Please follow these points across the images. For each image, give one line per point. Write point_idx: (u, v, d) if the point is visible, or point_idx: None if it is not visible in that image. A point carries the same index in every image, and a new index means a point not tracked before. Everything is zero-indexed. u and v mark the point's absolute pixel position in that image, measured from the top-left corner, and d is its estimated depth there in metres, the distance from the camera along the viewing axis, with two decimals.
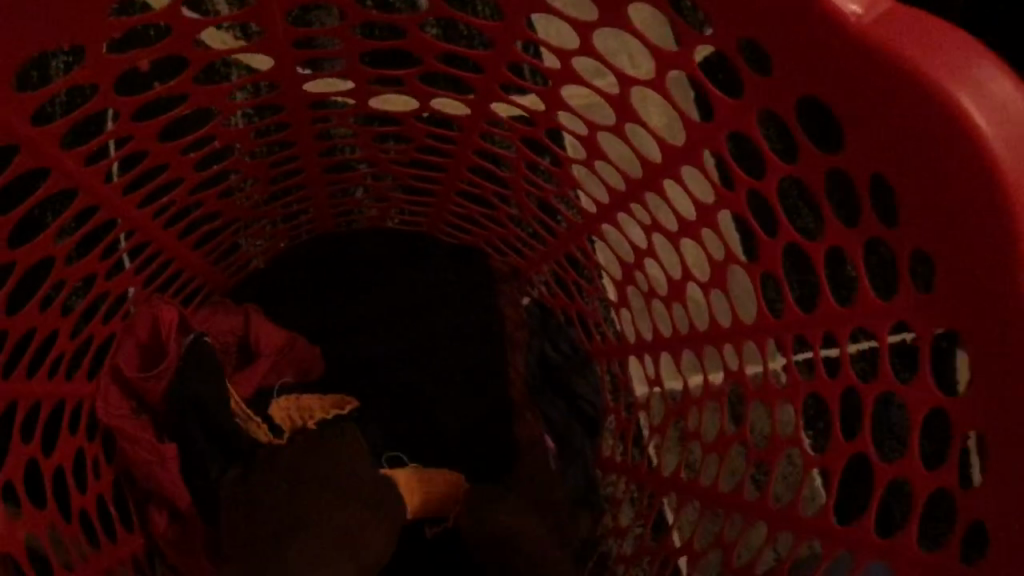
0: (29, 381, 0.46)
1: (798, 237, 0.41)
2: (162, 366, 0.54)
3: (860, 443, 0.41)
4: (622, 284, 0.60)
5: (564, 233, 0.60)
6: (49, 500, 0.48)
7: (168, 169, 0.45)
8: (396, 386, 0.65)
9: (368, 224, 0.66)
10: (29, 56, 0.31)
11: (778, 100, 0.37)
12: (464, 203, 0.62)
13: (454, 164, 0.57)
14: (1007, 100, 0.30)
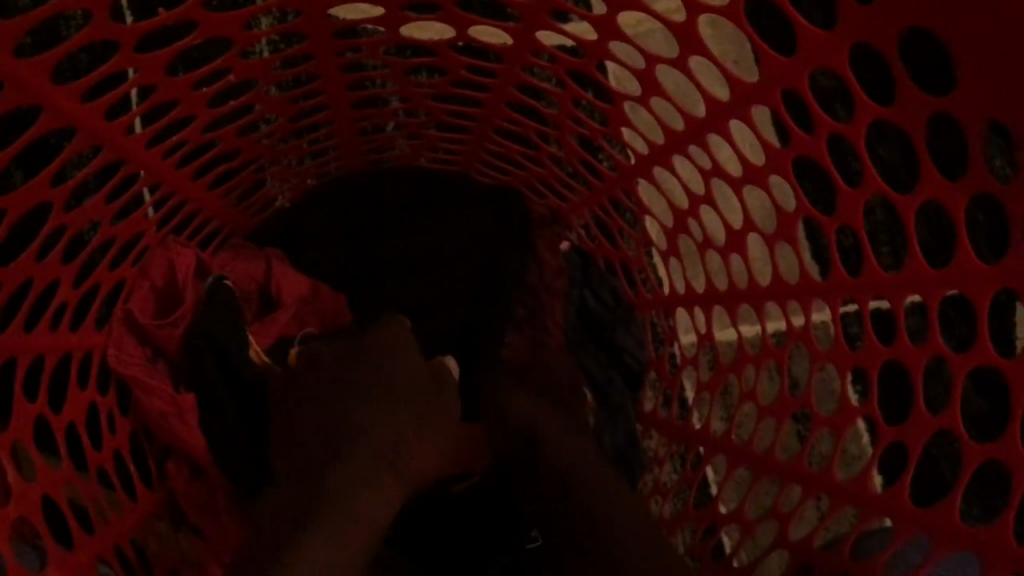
0: (34, 333, 0.42)
1: (887, 189, 0.36)
2: (178, 314, 0.51)
3: (949, 419, 0.37)
4: (672, 230, 0.55)
5: (610, 176, 0.55)
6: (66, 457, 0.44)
7: (179, 106, 0.41)
8: (432, 334, 0.60)
9: (396, 162, 0.62)
10: None
11: (874, 31, 0.32)
12: (502, 140, 0.57)
13: (492, 99, 0.52)
14: None
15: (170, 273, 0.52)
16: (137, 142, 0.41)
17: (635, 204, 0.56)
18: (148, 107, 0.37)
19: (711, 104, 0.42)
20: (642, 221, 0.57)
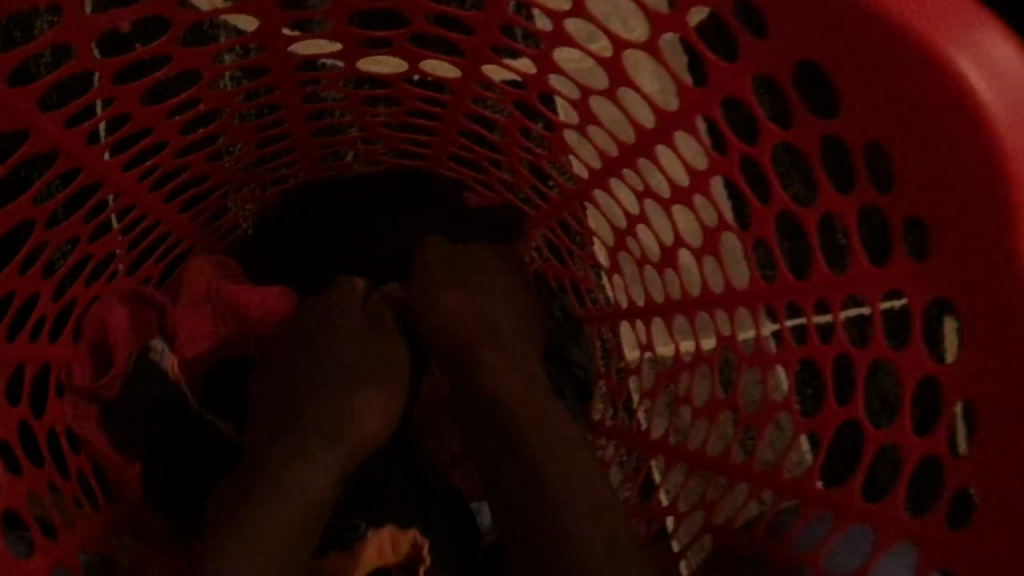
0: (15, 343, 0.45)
1: (791, 203, 0.40)
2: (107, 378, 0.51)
3: (854, 408, 0.41)
4: (616, 249, 0.59)
5: (554, 199, 0.59)
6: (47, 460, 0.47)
7: (154, 133, 0.44)
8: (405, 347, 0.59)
9: None
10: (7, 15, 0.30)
11: (770, 63, 0.36)
12: (455, 167, 0.61)
13: (444, 127, 0.56)
14: (1007, 64, 0.29)
15: (100, 330, 0.52)
16: (114, 166, 0.44)
17: (580, 226, 0.60)
18: (125, 134, 0.41)
19: (640, 130, 0.46)
20: (586, 241, 0.62)
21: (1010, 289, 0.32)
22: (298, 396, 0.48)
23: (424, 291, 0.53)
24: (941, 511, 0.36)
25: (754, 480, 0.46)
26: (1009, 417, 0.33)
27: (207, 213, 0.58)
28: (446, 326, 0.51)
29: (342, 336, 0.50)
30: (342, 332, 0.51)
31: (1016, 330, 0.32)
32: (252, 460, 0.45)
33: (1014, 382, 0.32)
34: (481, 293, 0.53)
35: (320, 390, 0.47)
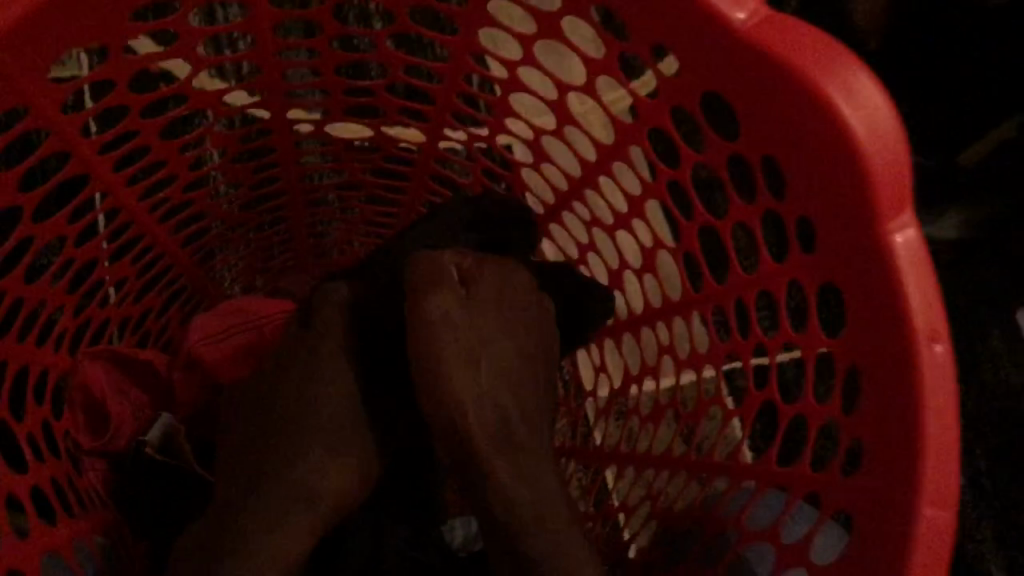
0: (43, 351, 0.50)
1: (710, 217, 0.48)
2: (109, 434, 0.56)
3: (769, 390, 0.48)
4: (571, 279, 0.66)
5: None
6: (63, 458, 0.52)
7: (166, 166, 0.51)
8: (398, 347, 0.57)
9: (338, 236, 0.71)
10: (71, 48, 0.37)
11: (684, 97, 0.44)
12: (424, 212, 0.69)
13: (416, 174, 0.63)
14: (861, 86, 0.38)
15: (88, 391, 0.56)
16: (132, 194, 0.51)
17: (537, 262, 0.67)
18: (146, 162, 0.48)
19: (586, 163, 0.54)
20: None
21: (879, 266, 0.39)
22: (285, 425, 0.48)
23: (419, 323, 0.45)
24: (839, 463, 0.42)
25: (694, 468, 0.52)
26: (886, 374, 0.40)
27: (203, 251, 0.64)
28: (432, 357, 0.44)
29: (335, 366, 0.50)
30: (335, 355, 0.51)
31: (885, 299, 0.39)
32: (234, 501, 0.47)
33: (887, 343, 0.40)
34: (478, 344, 0.46)
35: (306, 411, 0.48)
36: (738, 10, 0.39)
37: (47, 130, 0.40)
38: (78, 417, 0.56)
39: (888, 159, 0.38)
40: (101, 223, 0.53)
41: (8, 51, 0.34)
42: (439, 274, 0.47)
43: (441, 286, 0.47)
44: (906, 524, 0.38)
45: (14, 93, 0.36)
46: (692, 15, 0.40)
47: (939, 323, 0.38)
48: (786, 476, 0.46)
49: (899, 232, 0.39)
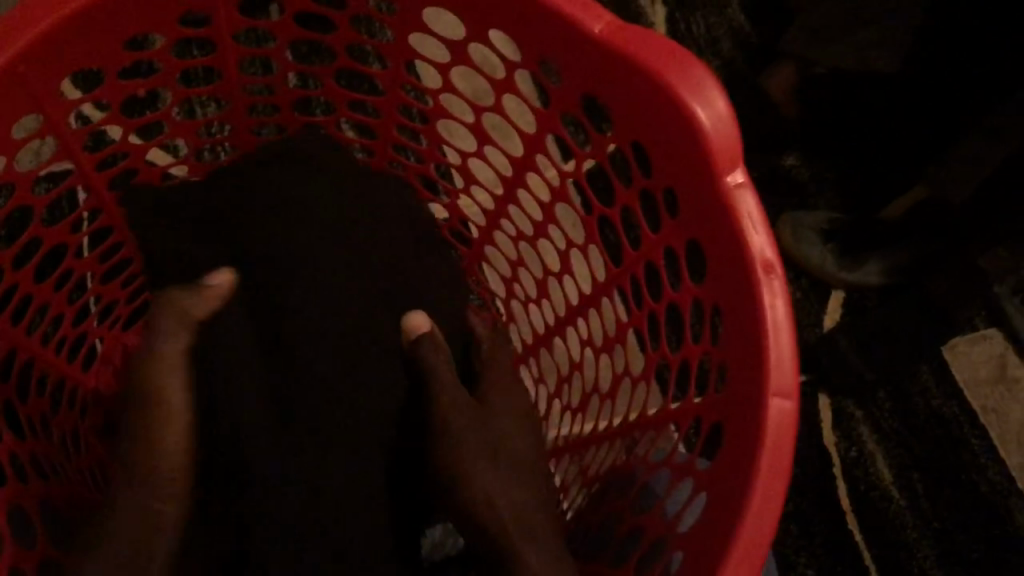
0: (51, 353, 0.58)
1: (604, 206, 0.58)
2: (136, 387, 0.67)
3: (661, 349, 0.56)
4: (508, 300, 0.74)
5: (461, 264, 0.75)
6: (64, 446, 0.59)
7: (152, 192, 0.61)
8: None
9: None
10: (73, 64, 0.47)
11: (571, 101, 0.55)
12: None
13: None
14: (694, 74, 0.48)
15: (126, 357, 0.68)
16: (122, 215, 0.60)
17: (481, 285, 0.76)
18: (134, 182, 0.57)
19: (505, 180, 0.64)
20: (488, 298, 0.76)
21: (724, 214, 0.49)
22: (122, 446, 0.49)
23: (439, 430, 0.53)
24: (713, 387, 0.51)
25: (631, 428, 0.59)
26: (738, 300, 0.49)
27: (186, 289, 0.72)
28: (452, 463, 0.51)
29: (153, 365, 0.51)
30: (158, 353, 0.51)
31: (732, 241, 0.49)
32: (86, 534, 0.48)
33: (736, 276, 0.49)
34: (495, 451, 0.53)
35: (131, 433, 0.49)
36: (595, 22, 0.50)
37: (54, 136, 0.50)
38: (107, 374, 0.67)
39: (720, 128, 0.48)
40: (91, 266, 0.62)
41: (33, 60, 0.44)
42: (449, 390, 0.54)
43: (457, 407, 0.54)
44: (758, 413, 0.46)
45: (32, 95, 0.46)
46: (563, 30, 0.51)
47: (771, 252, 0.47)
48: (685, 411, 0.53)
49: (735, 185, 0.48)
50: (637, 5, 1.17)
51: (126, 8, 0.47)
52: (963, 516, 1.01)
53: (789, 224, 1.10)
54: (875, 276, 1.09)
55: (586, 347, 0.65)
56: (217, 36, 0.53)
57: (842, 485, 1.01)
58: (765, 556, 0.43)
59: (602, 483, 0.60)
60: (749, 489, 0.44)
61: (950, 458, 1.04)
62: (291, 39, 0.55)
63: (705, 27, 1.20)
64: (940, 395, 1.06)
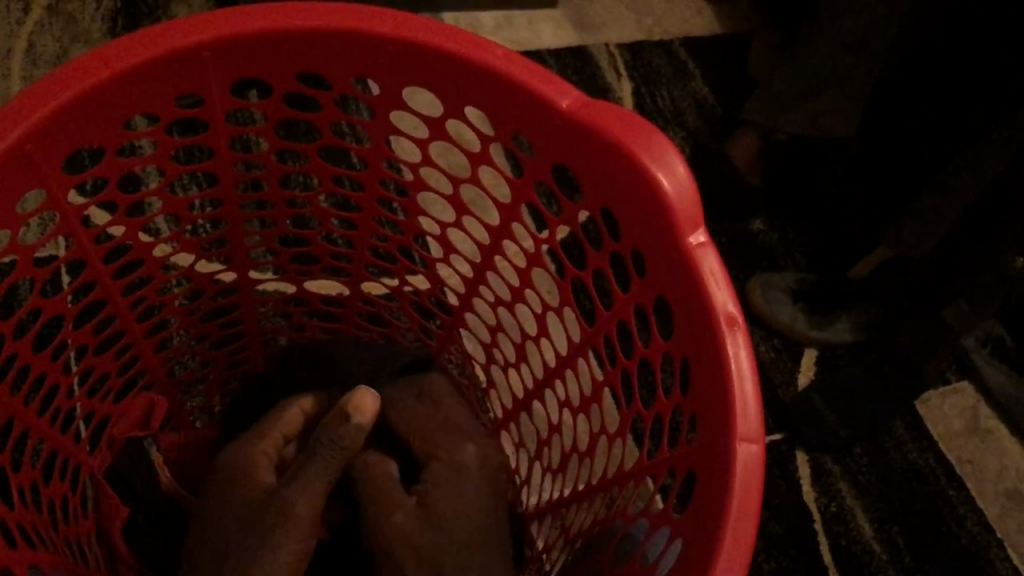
0: (46, 424, 0.60)
1: (576, 270, 0.60)
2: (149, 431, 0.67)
3: (635, 405, 0.58)
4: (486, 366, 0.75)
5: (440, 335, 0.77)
6: (58, 514, 0.60)
7: (143, 266, 0.63)
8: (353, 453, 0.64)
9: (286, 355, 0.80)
10: (72, 141, 0.50)
11: (542, 172, 0.58)
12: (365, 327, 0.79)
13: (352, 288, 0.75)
14: (655, 143, 0.52)
15: (144, 411, 0.68)
16: (115, 288, 0.62)
17: (462, 355, 0.77)
18: (129, 254, 0.60)
19: (483, 248, 0.67)
20: (469, 368, 0.77)
21: (687, 270, 0.52)
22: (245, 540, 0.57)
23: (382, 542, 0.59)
24: (685, 434, 0.53)
25: (621, 479, 0.60)
26: (705, 352, 0.51)
27: (172, 361, 0.73)
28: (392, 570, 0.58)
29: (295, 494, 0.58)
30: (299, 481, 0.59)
31: (697, 296, 0.51)
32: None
33: (704, 329, 0.51)
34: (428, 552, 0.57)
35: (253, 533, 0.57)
36: (562, 97, 0.53)
37: (54, 209, 0.53)
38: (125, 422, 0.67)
39: (681, 190, 0.51)
40: (113, 360, 0.65)
41: (37, 139, 0.48)
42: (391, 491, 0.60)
43: (390, 502, 0.60)
44: (728, 456, 0.48)
45: (34, 170, 0.49)
46: (530, 103, 0.54)
47: (734, 307, 0.50)
48: (668, 460, 0.55)
49: (698, 244, 0.51)
50: (606, 82, 1.22)
51: (126, 91, 0.50)
52: (944, 568, 1.02)
53: (759, 286, 1.13)
54: (846, 333, 1.11)
55: (563, 408, 0.66)
56: (208, 116, 0.57)
57: (824, 541, 1.01)
58: None
59: (587, 535, 0.61)
60: (724, 525, 0.46)
61: (927, 510, 1.05)
62: (277, 119, 0.59)
63: (670, 100, 1.24)
64: (915, 447, 1.08)
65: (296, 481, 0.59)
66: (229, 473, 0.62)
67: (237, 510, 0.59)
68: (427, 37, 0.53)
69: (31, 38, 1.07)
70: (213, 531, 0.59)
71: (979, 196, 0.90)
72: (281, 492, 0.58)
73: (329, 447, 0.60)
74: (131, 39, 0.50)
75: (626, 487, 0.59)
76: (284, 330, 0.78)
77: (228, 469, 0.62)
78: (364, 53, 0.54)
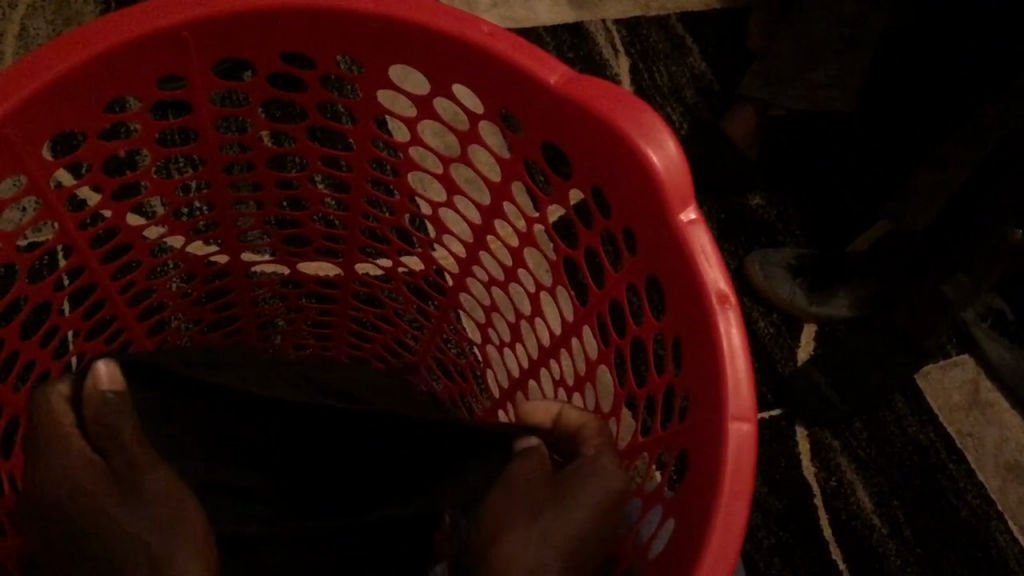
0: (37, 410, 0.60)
1: (568, 250, 0.60)
2: None
3: (627, 385, 0.57)
4: (483, 345, 0.75)
5: (436, 316, 0.76)
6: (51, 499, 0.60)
7: (132, 250, 0.63)
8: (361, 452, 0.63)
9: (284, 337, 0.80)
10: (49, 126, 0.50)
11: (531, 151, 0.58)
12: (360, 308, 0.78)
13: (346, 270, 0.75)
14: (645, 120, 0.51)
15: None
16: (104, 273, 0.62)
17: (458, 334, 0.76)
18: (116, 238, 0.60)
19: (476, 228, 0.66)
20: (466, 348, 0.76)
21: (678, 248, 0.51)
22: (109, 525, 0.49)
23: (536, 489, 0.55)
24: (678, 414, 0.53)
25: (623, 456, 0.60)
26: (697, 330, 0.51)
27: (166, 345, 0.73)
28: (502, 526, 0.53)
29: (156, 481, 0.51)
30: (144, 461, 0.52)
31: (689, 273, 0.51)
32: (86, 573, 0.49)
33: (696, 308, 0.51)
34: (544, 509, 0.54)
35: (129, 513, 0.49)
36: (549, 73, 0.53)
37: (37, 195, 0.53)
38: None
39: (671, 167, 0.51)
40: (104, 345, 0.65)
41: (16, 121, 0.47)
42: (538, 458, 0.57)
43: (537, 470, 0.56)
44: (719, 436, 0.48)
45: (13, 153, 0.49)
46: (518, 81, 0.53)
47: (725, 284, 0.50)
48: (663, 437, 0.55)
49: (687, 221, 0.51)
50: (601, 59, 1.21)
51: (106, 73, 0.50)
52: (946, 541, 1.02)
53: (758, 262, 1.12)
54: (845, 309, 1.11)
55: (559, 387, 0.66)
56: (193, 97, 0.56)
57: (823, 515, 1.01)
58: (738, 558, 0.44)
59: None
60: (716, 502, 0.46)
61: (928, 484, 1.05)
62: (265, 99, 0.58)
63: (667, 76, 1.23)
64: (914, 422, 1.08)
65: (143, 470, 0.51)
66: (52, 488, 0.50)
67: (78, 494, 0.50)
68: (413, 15, 0.52)
69: (23, 21, 1.06)
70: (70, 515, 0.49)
71: (980, 167, 0.89)
72: (143, 466, 0.52)
73: (122, 415, 0.53)
74: (110, 21, 0.49)
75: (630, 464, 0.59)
76: (281, 314, 0.78)
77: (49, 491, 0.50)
78: (348, 31, 0.54)
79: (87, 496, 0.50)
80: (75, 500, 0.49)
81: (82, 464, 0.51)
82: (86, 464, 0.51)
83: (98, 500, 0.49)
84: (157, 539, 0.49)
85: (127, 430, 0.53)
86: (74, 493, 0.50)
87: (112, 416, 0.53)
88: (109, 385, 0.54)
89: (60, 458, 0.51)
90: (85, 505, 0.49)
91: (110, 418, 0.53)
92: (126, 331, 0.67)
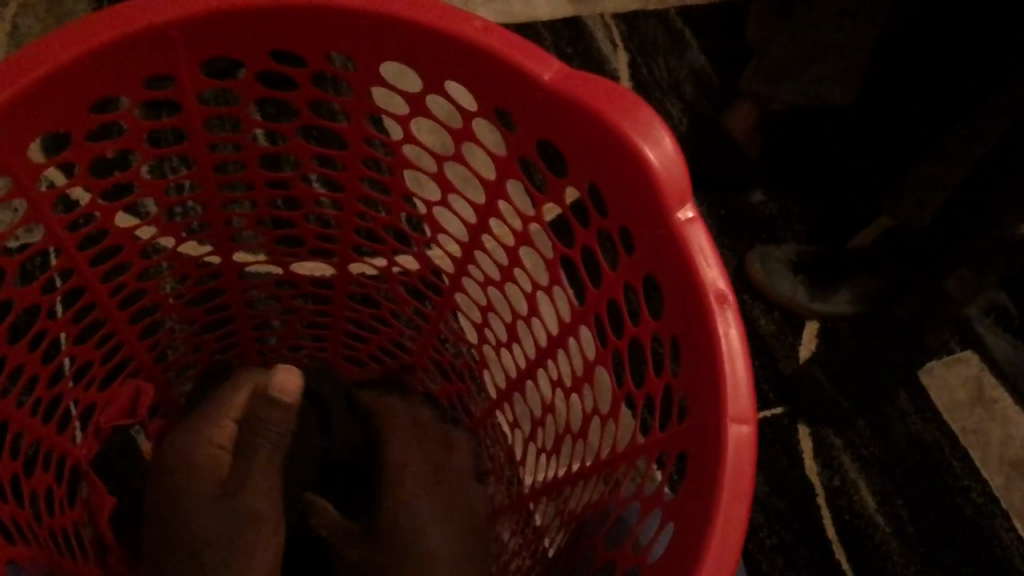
0: (27, 417, 0.59)
1: (566, 248, 0.59)
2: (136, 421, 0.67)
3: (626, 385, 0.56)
4: (479, 346, 0.74)
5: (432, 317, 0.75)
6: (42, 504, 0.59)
7: (123, 253, 0.62)
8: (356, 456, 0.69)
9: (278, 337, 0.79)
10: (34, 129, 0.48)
11: (526, 148, 0.57)
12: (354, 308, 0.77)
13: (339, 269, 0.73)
14: (641, 117, 0.50)
15: (135, 399, 0.67)
16: (95, 276, 0.61)
17: (454, 335, 0.75)
18: (106, 241, 0.59)
19: (471, 227, 0.65)
20: (463, 349, 0.75)
21: (677, 247, 0.50)
22: (190, 531, 0.59)
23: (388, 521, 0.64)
24: (677, 418, 0.52)
25: (621, 459, 0.58)
26: (696, 331, 0.50)
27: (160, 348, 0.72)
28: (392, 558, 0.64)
29: (254, 494, 0.59)
30: (251, 483, 0.60)
31: (688, 273, 0.50)
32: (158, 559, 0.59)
33: (695, 309, 0.50)
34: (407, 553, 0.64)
35: (216, 523, 0.59)
36: (544, 69, 0.51)
37: (22, 198, 0.52)
38: (112, 413, 0.66)
39: (668, 164, 0.50)
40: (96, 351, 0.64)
41: None
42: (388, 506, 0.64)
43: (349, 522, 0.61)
44: (718, 440, 0.47)
45: None
46: (513, 77, 0.52)
47: (724, 285, 0.49)
48: (663, 439, 0.54)
49: (685, 221, 0.50)
50: (600, 54, 1.20)
51: (89, 74, 0.49)
52: (950, 540, 1.01)
53: (758, 260, 1.11)
54: (847, 304, 1.10)
55: (556, 388, 0.65)
56: (181, 96, 0.55)
57: (826, 515, 1.00)
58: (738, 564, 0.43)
59: (578, 519, 0.61)
60: (716, 509, 0.45)
61: (932, 482, 1.04)
62: (254, 97, 0.57)
63: (666, 71, 1.23)
64: (918, 419, 1.07)
65: (249, 481, 0.60)
66: (178, 474, 0.61)
67: (184, 493, 0.60)
68: (403, 11, 0.51)
69: (16, 20, 1.05)
70: (168, 508, 0.60)
71: (983, 161, 0.88)
72: (248, 483, 0.60)
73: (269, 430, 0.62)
74: (91, 19, 0.48)
75: (627, 468, 0.58)
76: (275, 316, 0.77)
77: (175, 475, 0.61)
78: (337, 27, 0.53)
79: (183, 495, 0.60)
80: (171, 502, 0.60)
81: (210, 462, 0.62)
82: (212, 457, 0.62)
83: (194, 505, 0.60)
84: (231, 556, 0.58)
85: (264, 448, 0.61)
86: (178, 492, 0.60)
87: (257, 432, 0.61)
88: (280, 397, 0.62)
89: (194, 455, 0.62)
90: (182, 509, 0.59)
91: (262, 427, 0.62)
92: (119, 335, 0.66)
